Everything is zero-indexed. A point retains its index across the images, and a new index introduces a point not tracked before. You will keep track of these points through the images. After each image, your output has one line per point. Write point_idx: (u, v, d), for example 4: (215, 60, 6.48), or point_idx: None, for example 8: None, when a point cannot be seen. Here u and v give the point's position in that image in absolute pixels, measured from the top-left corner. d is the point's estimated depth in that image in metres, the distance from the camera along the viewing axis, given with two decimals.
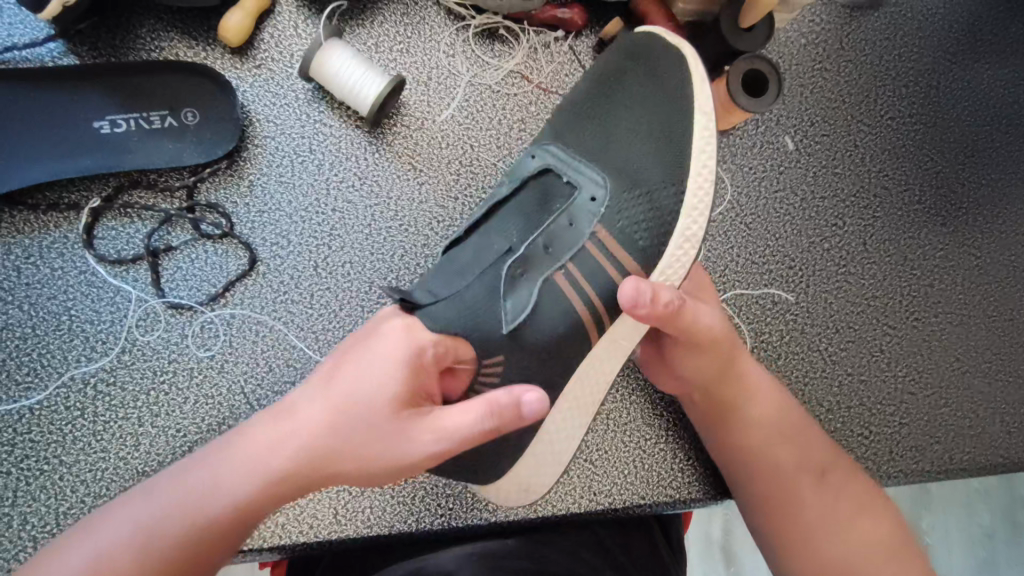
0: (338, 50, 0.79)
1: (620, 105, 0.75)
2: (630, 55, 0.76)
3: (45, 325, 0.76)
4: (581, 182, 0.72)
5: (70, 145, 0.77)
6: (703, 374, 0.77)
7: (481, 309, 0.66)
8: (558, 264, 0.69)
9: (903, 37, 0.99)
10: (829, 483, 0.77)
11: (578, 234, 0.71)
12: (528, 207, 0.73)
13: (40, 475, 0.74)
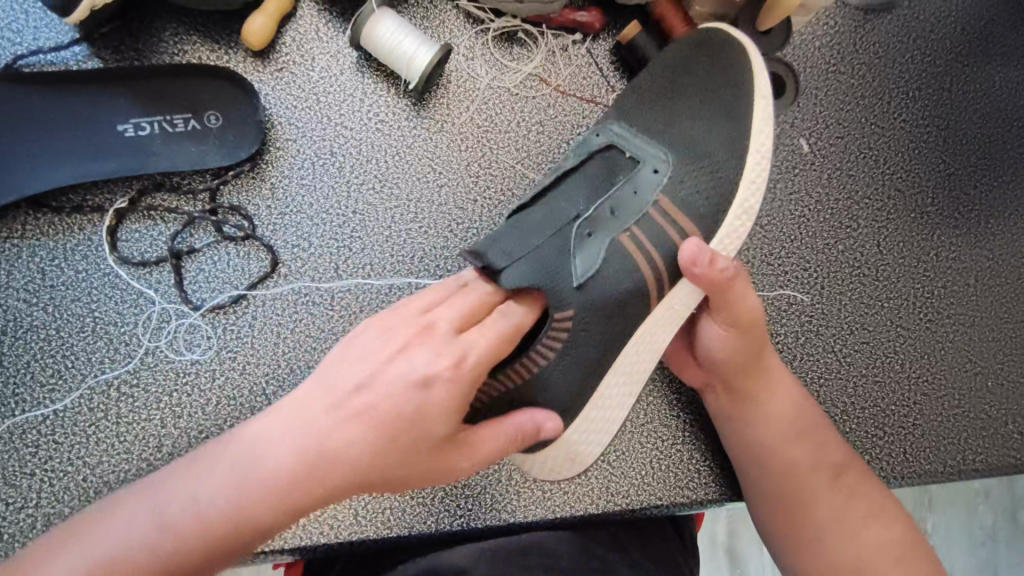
0: (388, 18, 0.80)
1: (682, 95, 0.78)
2: (696, 47, 0.79)
3: (69, 327, 0.77)
4: (645, 157, 0.75)
5: (93, 148, 0.78)
6: (730, 365, 0.77)
7: (557, 269, 0.67)
8: (624, 229, 0.72)
9: (916, 40, 0.99)
10: (843, 483, 0.78)
11: (643, 202, 0.73)
12: (593, 176, 0.74)
13: (64, 476, 0.74)
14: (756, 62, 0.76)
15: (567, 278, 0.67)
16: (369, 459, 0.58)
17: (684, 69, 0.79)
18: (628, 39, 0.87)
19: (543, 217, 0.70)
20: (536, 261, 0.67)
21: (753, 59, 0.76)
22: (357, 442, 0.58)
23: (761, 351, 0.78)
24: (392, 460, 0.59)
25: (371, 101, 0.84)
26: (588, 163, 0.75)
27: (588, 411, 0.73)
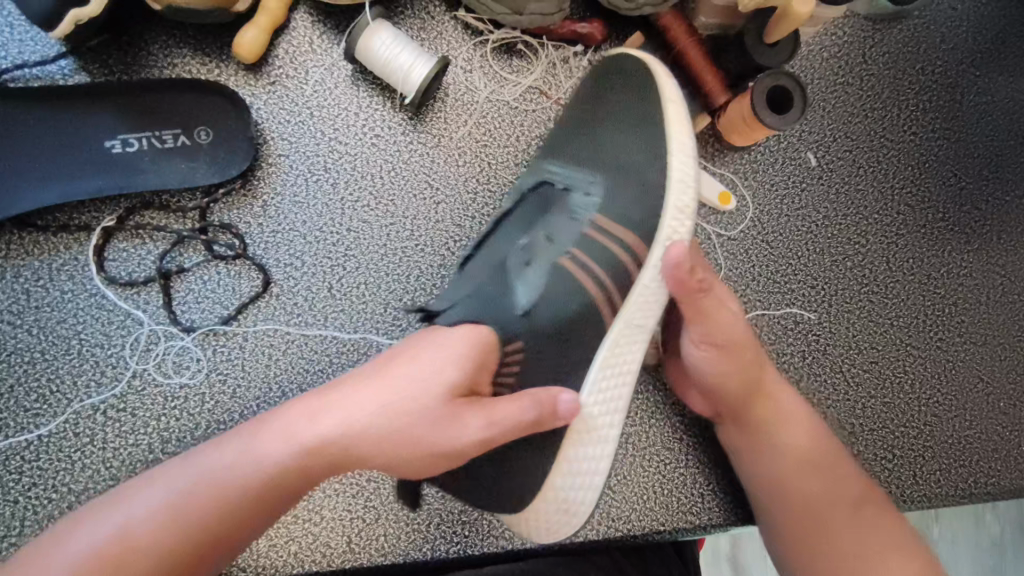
0: (385, 29, 0.78)
1: (607, 122, 0.77)
2: (604, 68, 0.79)
3: (55, 350, 0.75)
4: (577, 183, 0.75)
5: (79, 165, 0.75)
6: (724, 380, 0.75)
7: (494, 311, 0.67)
8: (564, 253, 0.71)
9: (927, 51, 0.97)
10: (860, 515, 0.73)
11: (578, 226, 0.73)
12: (528, 213, 0.75)
13: (49, 504, 0.72)
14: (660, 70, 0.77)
15: (507, 317, 0.67)
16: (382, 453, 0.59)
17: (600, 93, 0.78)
18: (631, 52, 0.87)
19: (478, 270, 0.71)
20: (470, 306, 0.67)
21: (654, 67, 0.76)
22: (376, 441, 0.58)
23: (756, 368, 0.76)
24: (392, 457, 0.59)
25: (365, 115, 0.81)
26: (521, 202, 0.75)
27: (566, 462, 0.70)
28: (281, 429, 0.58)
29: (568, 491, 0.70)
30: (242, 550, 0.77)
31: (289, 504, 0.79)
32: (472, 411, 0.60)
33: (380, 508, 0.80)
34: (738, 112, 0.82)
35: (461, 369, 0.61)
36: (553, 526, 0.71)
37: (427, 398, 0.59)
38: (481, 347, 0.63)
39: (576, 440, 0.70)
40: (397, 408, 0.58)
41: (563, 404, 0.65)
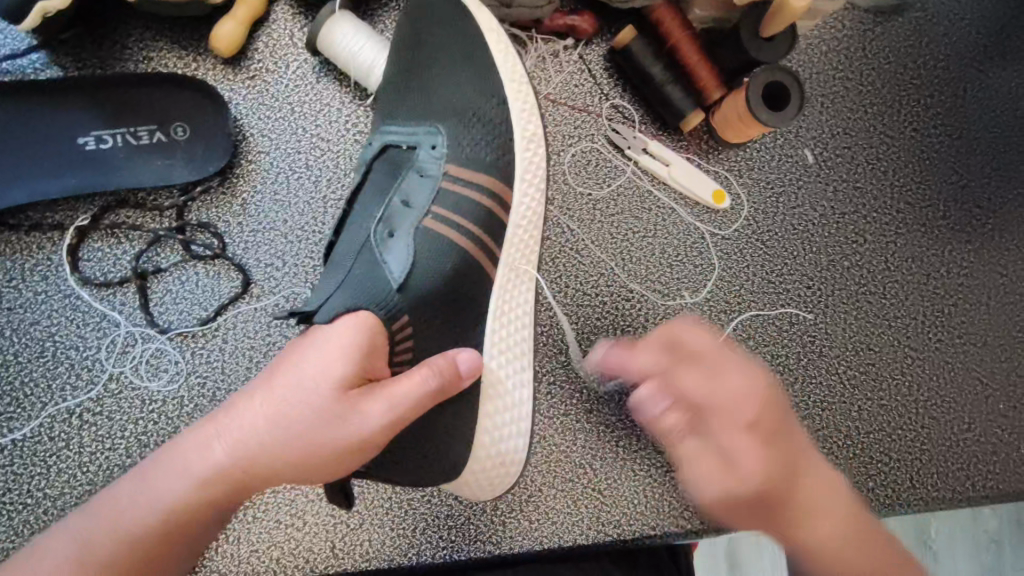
0: (349, 23, 0.75)
1: (433, 71, 0.73)
2: (414, 22, 0.74)
3: (28, 352, 0.73)
4: (418, 139, 0.70)
5: (52, 162, 0.73)
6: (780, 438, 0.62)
7: (368, 290, 0.63)
8: (421, 215, 0.68)
9: (928, 44, 0.94)
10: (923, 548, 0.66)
11: (427, 184, 0.69)
12: (379, 180, 0.70)
13: (24, 509, 0.71)
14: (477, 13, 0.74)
15: (383, 294, 0.63)
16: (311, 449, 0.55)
17: (417, 47, 0.73)
18: (623, 45, 0.83)
19: (341, 254, 0.66)
20: (355, 285, 0.63)
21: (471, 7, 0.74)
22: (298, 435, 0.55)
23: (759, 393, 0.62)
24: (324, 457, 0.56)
25: (348, 111, 0.79)
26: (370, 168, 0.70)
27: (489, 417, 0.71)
28: (177, 465, 0.56)
29: (500, 445, 0.71)
30: (222, 556, 0.76)
31: (271, 509, 0.77)
32: (370, 399, 0.57)
33: (364, 512, 0.79)
34: (735, 108, 0.80)
35: (349, 361, 0.57)
36: (494, 480, 0.72)
37: (309, 404, 0.56)
38: (369, 332, 0.59)
39: (492, 395, 0.71)
40: (287, 420, 0.56)
41: (463, 363, 0.63)
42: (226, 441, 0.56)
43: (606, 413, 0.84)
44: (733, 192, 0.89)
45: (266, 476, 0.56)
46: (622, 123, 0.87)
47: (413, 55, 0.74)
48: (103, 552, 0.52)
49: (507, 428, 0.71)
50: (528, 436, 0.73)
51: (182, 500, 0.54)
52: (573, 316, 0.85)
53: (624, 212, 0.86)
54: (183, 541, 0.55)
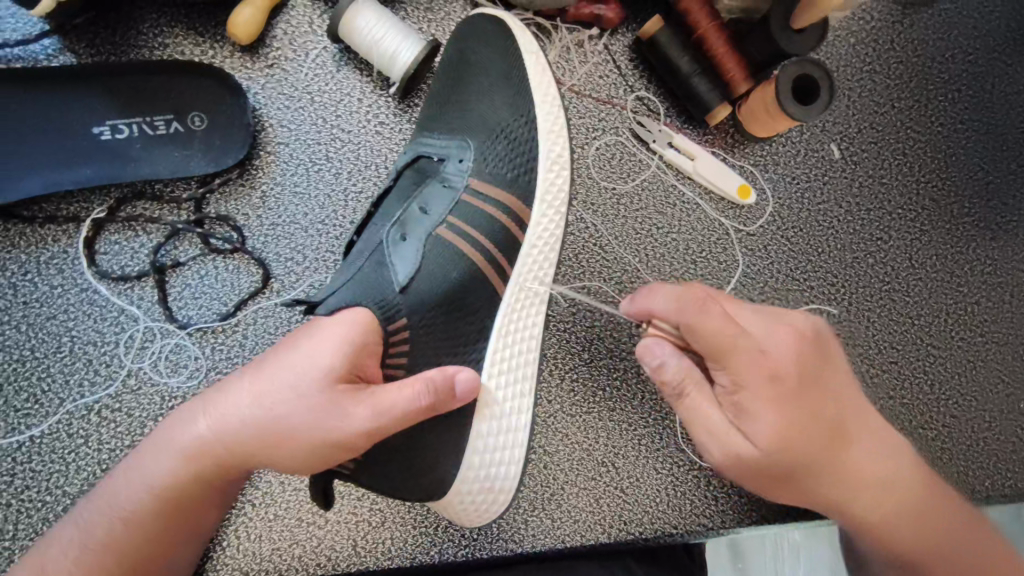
0: (375, 8, 0.72)
1: (466, 88, 0.71)
2: (461, 40, 0.73)
3: (45, 347, 0.71)
4: (449, 152, 0.68)
5: (67, 152, 0.71)
6: (757, 362, 0.56)
7: (371, 289, 0.60)
8: (437, 224, 0.64)
9: (957, 38, 0.92)
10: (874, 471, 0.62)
11: (450, 195, 0.66)
12: (402, 189, 0.68)
13: (42, 507, 0.69)
14: (520, 33, 0.72)
15: (386, 295, 0.60)
16: (284, 435, 0.52)
17: (459, 64, 0.72)
18: (649, 36, 0.82)
19: (354, 252, 0.64)
20: (363, 281, 0.60)
21: (512, 25, 0.72)
22: (272, 421, 0.52)
23: (812, 394, 0.58)
24: (297, 446, 0.52)
25: (369, 102, 0.77)
26: (398, 176, 0.69)
27: (482, 440, 0.64)
28: (168, 440, 0.56)
29: (492, 469, 0.65)
30: (243, 554, 0.75)
31: (292, 507, 0.76)
32: (352, 398, 0.52)
33: (386, 510, 0.78)
34: (762, 102, 0.79)
35: (336, 351, 0.53)
36: (480, 508, 0.66)
37: (288, 388, 0.52)
38: (362, 329, 0.55)
39: (486, 416, 0.64)
40: (266, 403, 0.53)
41: (459, 384, 0.56)
42: (212, 417, 0.54)
43: (628, 411, 0.83)
44: (758, 187, 0.88)
45: (248, 458, 0.54)
46: (646, 116, 0.85)
47: (453, 72, 0.72)
48: (103, 530, 0.55)
49: (501, 452, 0.65)
50: (522, 462, 0.66)
51: (171, 478, 0.55)
52: (596, 312, 0.83)
53: (647, 207, 0.85)
54: (177, 516, 0.56)
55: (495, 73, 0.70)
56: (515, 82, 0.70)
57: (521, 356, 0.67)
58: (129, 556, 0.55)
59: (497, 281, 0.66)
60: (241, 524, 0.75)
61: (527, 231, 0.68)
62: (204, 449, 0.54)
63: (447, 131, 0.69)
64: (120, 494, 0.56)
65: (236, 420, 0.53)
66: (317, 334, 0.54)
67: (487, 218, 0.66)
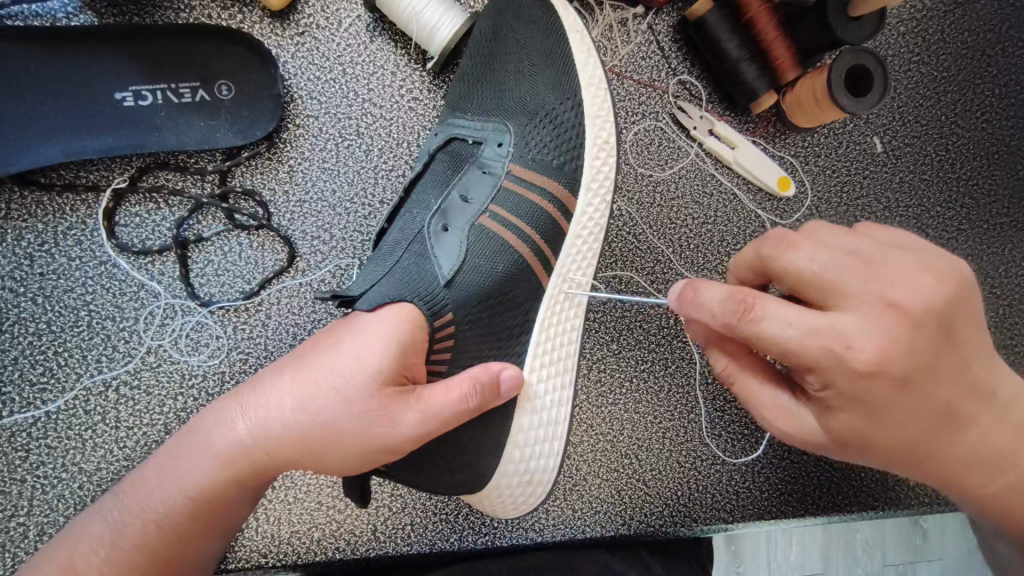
0: None
1: (505, 67, 0.67)
2: (497, 13, 0.68)
3: (62, 321, 0.69)
4: (485, 135, 0.65)
5: (88, 117, 0.68)
6: (844, 367, 0.49)
7: (413, 282, 0.58)
8: (478, 212, 0.62)
9: (1009, 29, 0.89)
10: (988, 444, 0.58)
11: (492, 181, 0.64)
12: (439, 175, 0.66)
13: (58, 483, 0.68)
14: (561, 8, 0.68)
15: (429, 288, 0.58)
16: (331, 439, 0.52)
17: (495, 40, 0.68)
18: (697, 16, 0.78)
19: (392, 242, 0.62)
20: (403, 273, 0.58)
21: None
22: (319, 426, 0.52)
23: (914, 392, 0.51)
24: (344, 451, 0.52)
25: (403, 76, 0.73)
26: (431, 160, 0.67)
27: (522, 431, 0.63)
28: (203, 442, 0.55)
29: (530, 462, 0.64)
30: (262, 535, 0.74)
31: (312, 490, 0.75)
32: (401, 402, 0.52)
33: (407, 497, 0.77)
34: (815, 91, 0.75)
35: (383, 355, 0.52)
36: (516, 500, 0.65)
37: (335, 390, 0.52)
38: (409, 329, 0.55)
39: (527, 409, 0.63)
40: (314, 406, 0.52)
41: (504, 381, 0.56)
42: (253, 420, 0.54)
43: (654, 403, 0.82)
44: (797, 180, 0.85)
45: (293, 460, 0.53)
46: (688, 101, 0.83)
47: (487, 48, 0.69)
48: (136, 529, 0.54)
49: (541, 446, 0.64)
50: (561, 456, 0.65)
51: (207, 480, 0.54)
52: (627, 303, 0.81)
53: (684, 195, 0.82)
54: (209, 518, 0.55)
55: (538, 50, 0.67)
56: (557, 61, 0.66)
57: (562, 349, 0.66)
58: (163, 556, 0.54)
59: (542, 270, 0.64)
60: (261, 506, 0.74)
61: (570, 219, 0.66)
62: (242, 452, 0.53)
63: (486, 113, 0.67)
64: (151, 497, 0.54)
65: (280, 423, 0.53)
66: (363, 337, 0.54)
67: (530, 205, 0.63)
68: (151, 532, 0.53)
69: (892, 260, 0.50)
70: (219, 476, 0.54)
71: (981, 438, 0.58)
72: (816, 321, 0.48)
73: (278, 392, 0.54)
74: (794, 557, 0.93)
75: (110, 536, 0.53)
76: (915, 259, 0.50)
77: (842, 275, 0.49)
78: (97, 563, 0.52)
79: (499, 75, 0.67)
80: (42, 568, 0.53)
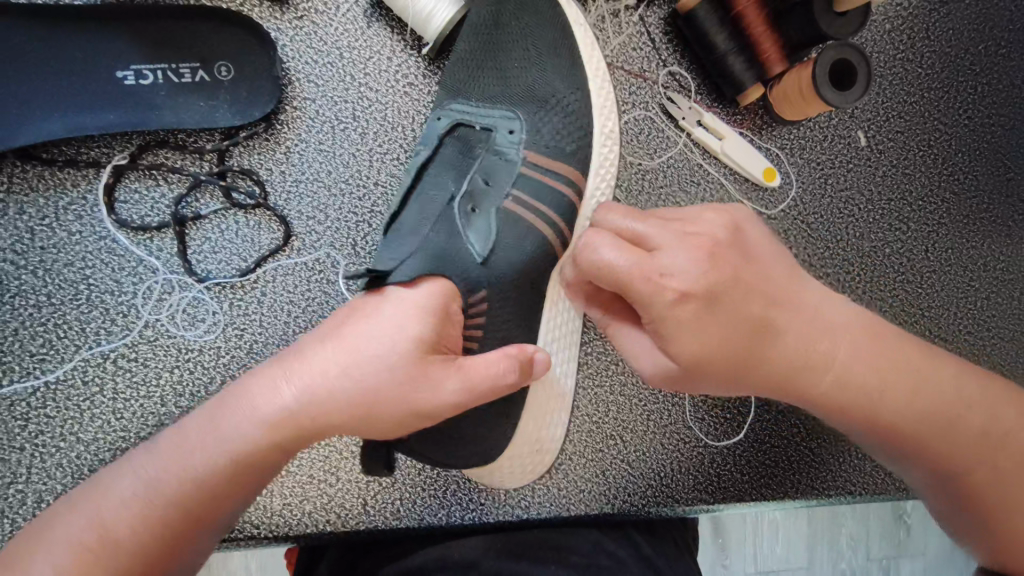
0: None
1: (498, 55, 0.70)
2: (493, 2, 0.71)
3: (61, 294, 0.70)
4: (495, 122, 0.68)
5: (90, 95, 0.70)
6: (661, 292, 0.58)
7: (441, 261, 0.60)
8: (500, 197, 0.66)
9: (991, 29, 0.91)
10: (819, 353, 0.63)
11: (509, 168, 0.67)
12: (450, 160, 0.67)
13: (57, 452, 0.70)
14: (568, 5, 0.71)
15: (460, 267, 0.61)
16: (378, 403, 0.55)
17: (494, 28, 0.70)
18: (687, 9, 0.80)
19: (411, 223, 0.63)
20: (430, 255, 0.60)
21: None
22: (363, 390, 0.55)
23: (722, 307, 0.59)
24: (390, 414, 0.55)
25: (398, 61, 0.75)
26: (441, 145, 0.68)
27: (537, 405, 0.69)
28: (246, 404, 0.56)
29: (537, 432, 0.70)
30: (255, 507, 0.76)
31: (305, 464, 0.77)
32: (443, 370, 0.56)
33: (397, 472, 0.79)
34: (800, 85, 0.77)
35: (426, 325, 0.55)
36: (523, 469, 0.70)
37: (375, 356, 0.55)
38: (446, 300, 0.58)
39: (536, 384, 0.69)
40: (356, 372, 0.55)
41: (537, 363, 0.60)
42: (297, 385, 0.56)
43: (640, 387, 0.84)
44: (782, 172, 0.87)
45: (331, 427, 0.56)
46: (677, 92, 0.85)
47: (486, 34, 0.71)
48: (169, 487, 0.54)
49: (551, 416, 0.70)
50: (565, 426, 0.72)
51: (245, 442, 0.55)
52: None
53: (672, 184, 0.84)
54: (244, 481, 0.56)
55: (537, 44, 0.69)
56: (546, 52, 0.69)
57: (568, 326, 0.72)
58: (193, 517, 0.54)
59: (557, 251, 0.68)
60: None
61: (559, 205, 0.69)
62: (285, 415, 0.55)
63: (484, 99, 0.69)
64: (184, 456, 0.55)
65: (323, 387, 0.55)
66: (401, 306, 0.56)
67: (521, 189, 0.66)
68: (186, 492, 0.54)
69: (690, 216, 0.63)
70: (260, 438, 0.55)
71: (812, 349, 0.63)
72: (638, 260, 0.58)
73: (318, 357, 0.56)
74: (778, 549, 1.00)
75: (145, 494, 0.54)
76: (701, 209, 0.64)
77: (651, 226, 0.62)
78: (134, 519, 0.53)
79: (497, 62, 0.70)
80: (72, 527, 0.53)
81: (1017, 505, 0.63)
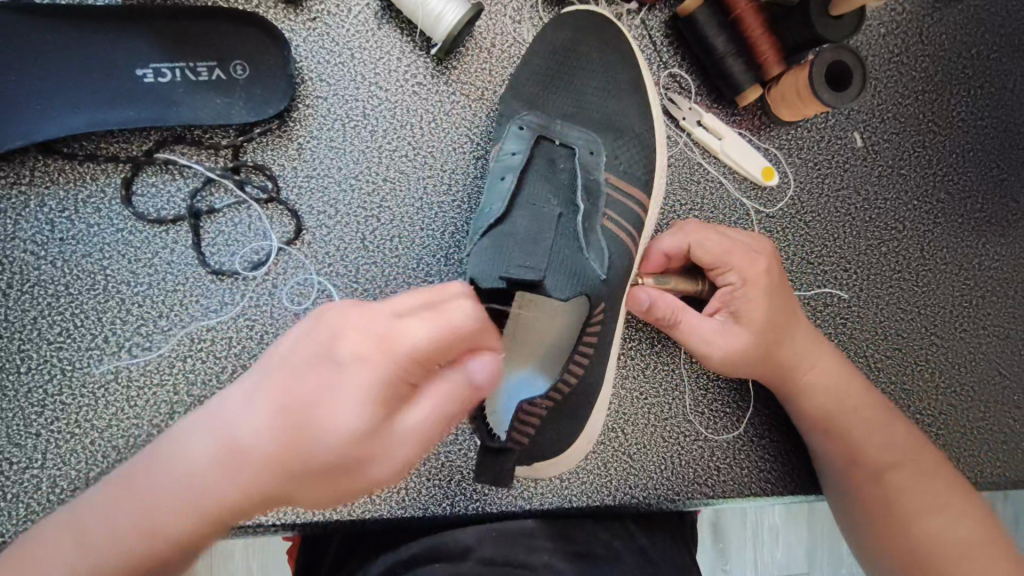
0: None
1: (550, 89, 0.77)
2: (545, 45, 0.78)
3: (79, 285, 0.73)
4: (577, 143, 0.74)
5: (109, 91, 0.72)
6: (749, 268, 0.75)
7: (576, 274, 0.66)
8: (602, 213, 0.72)
9: (984, 34, 0.93)
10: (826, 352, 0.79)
11: (598, 184, 0.73)
12: (540, 174, 0.72)
13: (72, 438, 0.71)
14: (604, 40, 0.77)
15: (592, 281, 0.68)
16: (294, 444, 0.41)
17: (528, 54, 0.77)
18: (687, 13, 0.83)
19: (527, 235, 0.67)
20: (564, 269, 0.66)
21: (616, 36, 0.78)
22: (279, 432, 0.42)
23: (782, 291, 0.76)
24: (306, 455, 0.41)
25: (408, 61, 0.78)
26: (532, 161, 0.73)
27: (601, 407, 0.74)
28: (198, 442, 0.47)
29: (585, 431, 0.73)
30: None
31: None
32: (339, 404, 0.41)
33: None
34: (797, 84, 0.79)
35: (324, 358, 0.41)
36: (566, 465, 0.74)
37: (337, 411, 0.40)
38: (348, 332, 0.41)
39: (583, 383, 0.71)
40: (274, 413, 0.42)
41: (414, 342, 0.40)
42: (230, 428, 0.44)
43: (641, 379, 0.86)
44: (780, 171, 0.89)
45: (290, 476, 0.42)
46: (677, 93, 0.87)
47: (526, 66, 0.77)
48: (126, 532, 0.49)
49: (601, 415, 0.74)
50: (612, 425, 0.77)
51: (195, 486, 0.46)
52: None
53: (672, 183, 0.87)
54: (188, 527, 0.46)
55: (599, 81, 0.77)
56: None
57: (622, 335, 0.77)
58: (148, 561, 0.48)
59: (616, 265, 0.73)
60: None
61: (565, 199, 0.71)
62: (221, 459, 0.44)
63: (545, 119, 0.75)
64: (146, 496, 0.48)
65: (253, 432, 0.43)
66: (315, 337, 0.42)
67: None
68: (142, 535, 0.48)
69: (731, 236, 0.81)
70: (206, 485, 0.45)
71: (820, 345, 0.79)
72: (728, 246, 0.76)
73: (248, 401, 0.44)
74: (780, 555, 1.01)
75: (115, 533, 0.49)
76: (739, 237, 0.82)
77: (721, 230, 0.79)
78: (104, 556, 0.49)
79: (552, 93, 0.77)
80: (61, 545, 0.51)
81: (921, 501, 0.73)
